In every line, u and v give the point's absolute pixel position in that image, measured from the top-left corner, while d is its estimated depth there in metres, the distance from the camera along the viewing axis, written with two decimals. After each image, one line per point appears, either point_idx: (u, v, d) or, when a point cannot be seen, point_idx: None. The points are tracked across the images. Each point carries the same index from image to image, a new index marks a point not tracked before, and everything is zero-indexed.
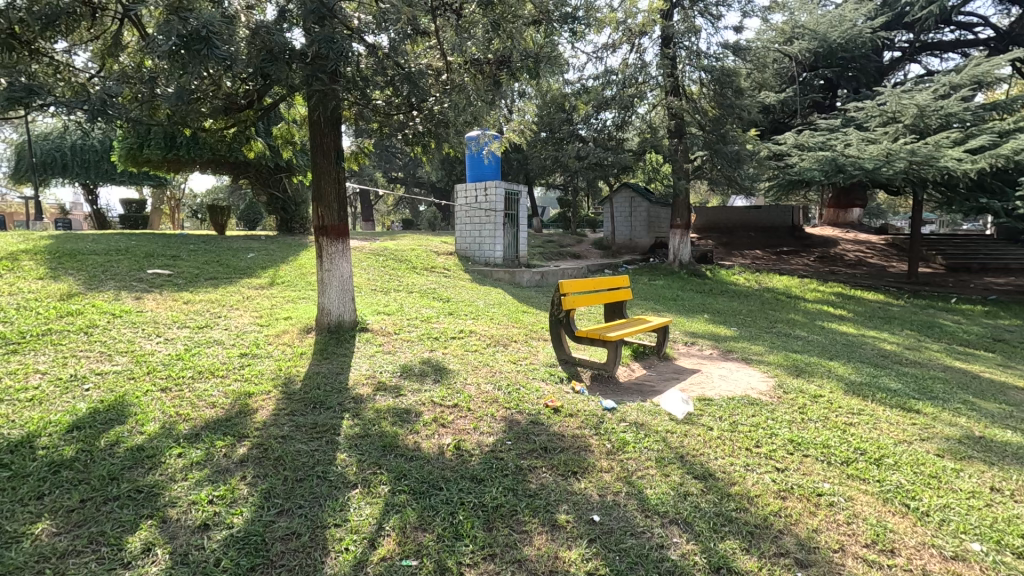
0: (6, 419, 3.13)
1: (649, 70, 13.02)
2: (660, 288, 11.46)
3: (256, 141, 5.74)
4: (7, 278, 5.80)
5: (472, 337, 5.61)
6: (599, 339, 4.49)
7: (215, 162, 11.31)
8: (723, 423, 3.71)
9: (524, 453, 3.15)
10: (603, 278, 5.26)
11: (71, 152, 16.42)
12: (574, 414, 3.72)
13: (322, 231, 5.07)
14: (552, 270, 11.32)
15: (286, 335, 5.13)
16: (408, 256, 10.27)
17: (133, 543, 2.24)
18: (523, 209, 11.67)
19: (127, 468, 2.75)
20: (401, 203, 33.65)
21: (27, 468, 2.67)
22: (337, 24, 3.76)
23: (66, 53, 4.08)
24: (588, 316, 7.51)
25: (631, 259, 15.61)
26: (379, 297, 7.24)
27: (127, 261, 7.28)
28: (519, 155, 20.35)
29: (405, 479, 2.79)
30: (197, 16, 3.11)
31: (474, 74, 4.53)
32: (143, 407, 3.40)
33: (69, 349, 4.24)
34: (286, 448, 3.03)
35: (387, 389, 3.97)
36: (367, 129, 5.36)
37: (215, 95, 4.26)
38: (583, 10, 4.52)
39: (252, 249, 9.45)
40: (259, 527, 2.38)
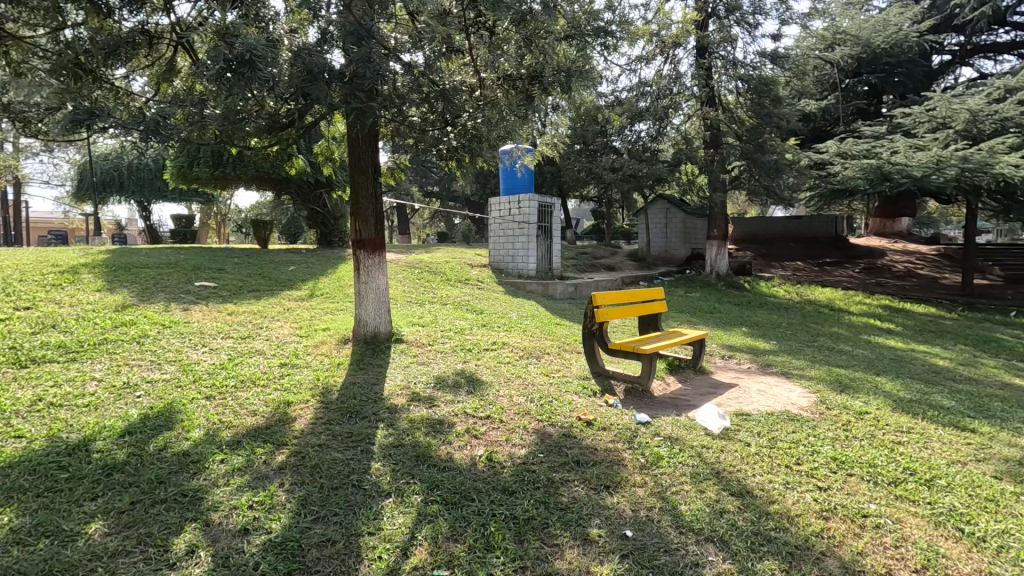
0: (65, 423, 3.32)
1: (684, 81, 12.98)
2: (696, 300, 11.23)
3: (297, 159, 5.93)
4: (68, 291, 6.15)
5: (505, 349, 5.62)
6: (633, 352, 4.41)
7: (259, 178, 11.73)
8: (762, 439, 3.60)
9: (557, 466, 3.13)
10: (637, 290, 5.18)
11: (128, 171, 17.37)
12: (607, 428, 3.68)
13: (360, 245, 5.19)
14: (586, 282, 11.28)
15: (324, 345, 5.27)
16: (443, 268, 10.41)
17: (178, 545, 2.33)
18: (557, 221, 11.65)
19: (173, 473, 2.86)
20: (437, 217, 34.30)
21: (83, 471, 2.81)
22: (374, 45, 3.89)
23: (126, 78, 4.34)
24: (622, 329, 7.45)
25: (667, 270, 15.37)
26: (415, 309, 7.35)
27: (176, 274, 7.63)
28: (552, 168, 20.42)
29: (438, 490, 2.82)
30: (242, 40, 3.25)
31: (507, 89, 4.61)
32: (189, 414, 3.55)
33: (123, 358, 4.46)
34: (322, 456, 3.10)
35: (421, 400, 4.02)
36: (403, 144, 5.49)
37: (259, 115, 4.46)
38: (617, 24, 4.54)
39: (293, 262, 9.73)
40: (296, 533, 2.44)
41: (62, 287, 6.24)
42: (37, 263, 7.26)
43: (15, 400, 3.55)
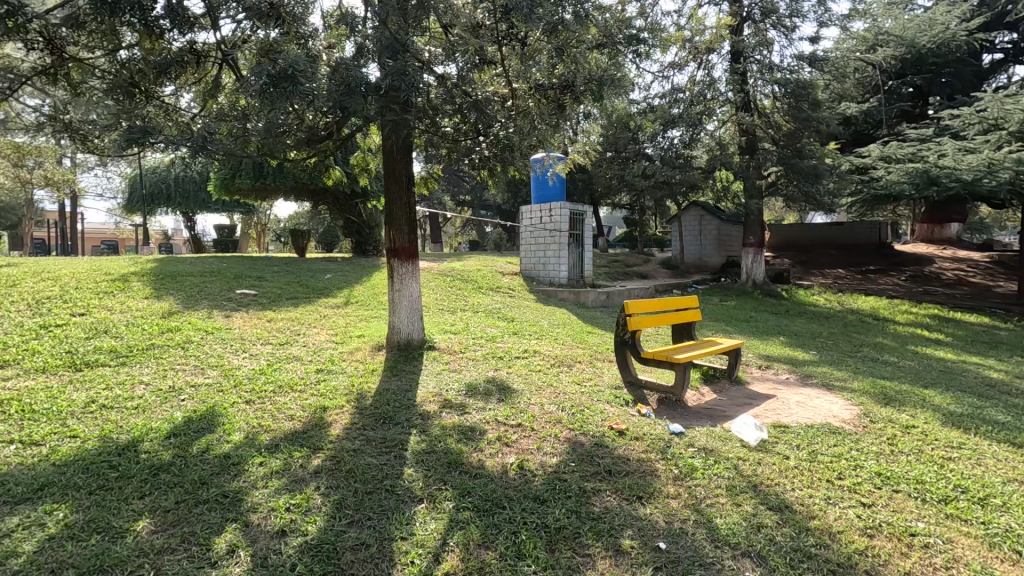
0: (115, 425, 3.47)
1: (718, 86, 12.82)
2: (731, 308, 11.00)
3: (334, 170, 6.09)
4: (119, 298, 6.45)
5: (536, 357, 5.63)
6: (666, 362, 4.34)
7: (297, 190, 12.09)
8: (801, 452, 3.50)
9: (589, 475, 3.10)
10: (671, 298, 5.10)
11: (174, 184, 18.18)
12: (639, 437, 3.64)
13: (394, 253, 5.27)
14: (618, 290, 11.19)
15: (359, 352, 5.38)
16: (474, 276, 10.50)
17: (219, 544, 2.40)
18: (588, 229, 11.60)
19: (215, 474, 2.96)
20: (469, 226, 34.66)
21: (132, 471, 2.94)
22: (409, 58, 3.98)
23: (174, 95, 4.54)
24: (655, 338, 7.36)
25: (701, 278, 15.11)
26: (447, 317, 7.43)
27: (219, 282, 7.92)
28: (583, 176, 20.37)
29: (470, 496, 2.83)
30: (284, 57, 3.37)
31: (539, 98, 4.64)
32: (230, 417, 3.67)
33: (169, 363, 4.65)
34: (357, 461, 3.16)
35: (453, 407, 4.06)
36: (436, 155, 5.58)
37: (298, 128, 4.60)
38: (649, 31, 4.53)
39: (329, 270, 9.97)
40: (331, 536, 2.48)
41: (113, 295, 6.55)
42: (91, 271, 7.65)
43: (71, 401, 3.75)
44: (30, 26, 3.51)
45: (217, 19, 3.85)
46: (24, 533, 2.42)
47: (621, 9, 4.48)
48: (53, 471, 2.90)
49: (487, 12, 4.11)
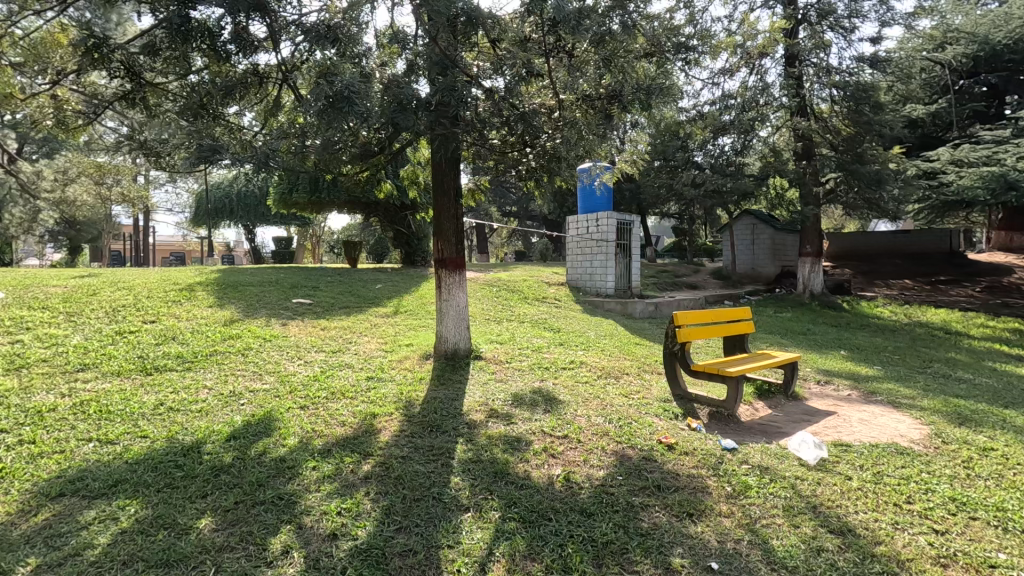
0: (181, 426, 3.68)
1: (772, 92, 12.32)
2: (787, 320, 10.57)
3: (385, 183, 6.28)
4: (186, 306, 6.85)
5: (583, 368, 5.58)
6: (718, 375, 4.21)
7: (350, 203, 12.51)
8: (865, 473, 3.31)
9: (636, 490, 3.04)
10: (722, 310, 4.95)
11: (237, 198, 19.20)
12: (689, 452, 3.54)
13: (442, 264, 5.36)
14: (667, 300, 10.97)
15: (407, 360, 5.49)
16: (521, 286, 10.55)
17: (274, 545, 2.49)
18: (636, 239, 11.45)
19: (271, 476, 3.08)
20: (515, 236, 34.90)
21: (195, 471, 3.10)
22: (458, 73, 4.07)
23: (238, 115, 4.81)
24: (706, 350, 7.16)
25: (754, 289, 14.61)
26: (493, 327, 7.48)
27: (276, 291, 8.29)
28: (631, 185, 20.15)
29: (515, 507, 2.83)
30: (341, 78, 3.52)
31: (586, 109, 4.65)
32: (286, 422, 3.81)
33: (231, 368, 4.89)
34: (405, 468, 3.21)
35: (499, 417, 4.07)
36: (484, 167, 5.66)
37: (353, 144, 4.78)
38: (699, 38, 4.47)
39: (379, 281, 10.25)
40: (380, 541, 2.53)
41: (181, 303, 6.96)
42: (161, 281, 8.15)
43: (143, 403, 3.99)
44: (114, 56, 3.79)
45: (278, 43, 4.02)
46: (100, 527, 2.59)
47: (670, 17, 4.45)
48: (126, 468, 3.10)
49: (535, 26, 4.17)
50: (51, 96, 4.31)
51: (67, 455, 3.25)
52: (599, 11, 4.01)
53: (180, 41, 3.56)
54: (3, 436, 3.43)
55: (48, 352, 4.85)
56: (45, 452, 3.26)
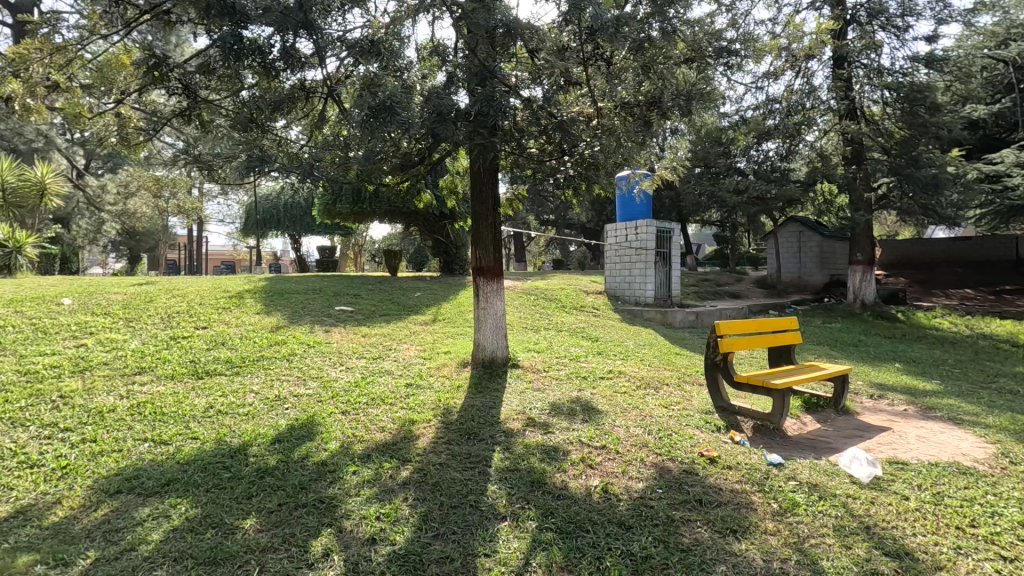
0: (229, 429, 3.82)
1: (819, 94, 12.01)
2: (837, 331, 10.14)
3: (425, 194, 6.39)
4: (236, 313, 7.13)
5: (622, 378, 5.49)
6: (763, 387, 4.06)
7: (391, 213, 12.78)
8: (923, 493, 3.12)
9: (677, 503, 2.97)
10: (767, 319, 4.79)
11: (284, 209, 19.91)
12: (732, 467, 3.43)
13: (479, 272, 5.39)
14: (708, 310, 10.71)
15: (446, 367, 5.54)
16: (558, 295, 10.51)
17: (316, 547, 2.54)
18: (676, 247, 11.25)
19: (313, 479, 3.15)
20: (553, 244, 34.88)
21: (242, 472, 3.20)
22: (497, 83, 4.10)
23: (286, 128, 4.98)
24: (750, 362, 6.95)
25: (801, 298, 14.11)
26: (530, 335, 7.48)
27: (320, 299, 8.53)
28: (671, 193, 19.85)
29: (553, 517, 2.80)
30: (384, 90, 3.61)
31: (625, 116, 4.63)
32: (328, 426, 3.90)
33: (276, 373, 5.05)
34: (442, 474, 3.23)
35: (536, 425, 4.06)
36: (522, 176, 5.68)
37: (394, 155, 4.88)
38: (741, 42, 4.40)
39: (419, 289, 10.40)
40: (418, 547, 2.55)
41: (230, 310, 7.24)
42: (213, 289, 8.51)
43: (194, 406, 4.16)
44: (172, 75, 3.98)
45: (324, 58, 4.14)
46: (153, 523, 2.70)
47: (711, 22, 4.41)
48: (178, 468, 3.24)
49: (574, 34, 4.11)
50: (115, 114, 4.57)
51: (125, 453, 3.42)
52: (639, 17, 3.97)
53: (233, 59, 3.70)
54: (68, 434, 3.63)
55: (110, 355, 5.13)
56: (105, 450, 3.45)
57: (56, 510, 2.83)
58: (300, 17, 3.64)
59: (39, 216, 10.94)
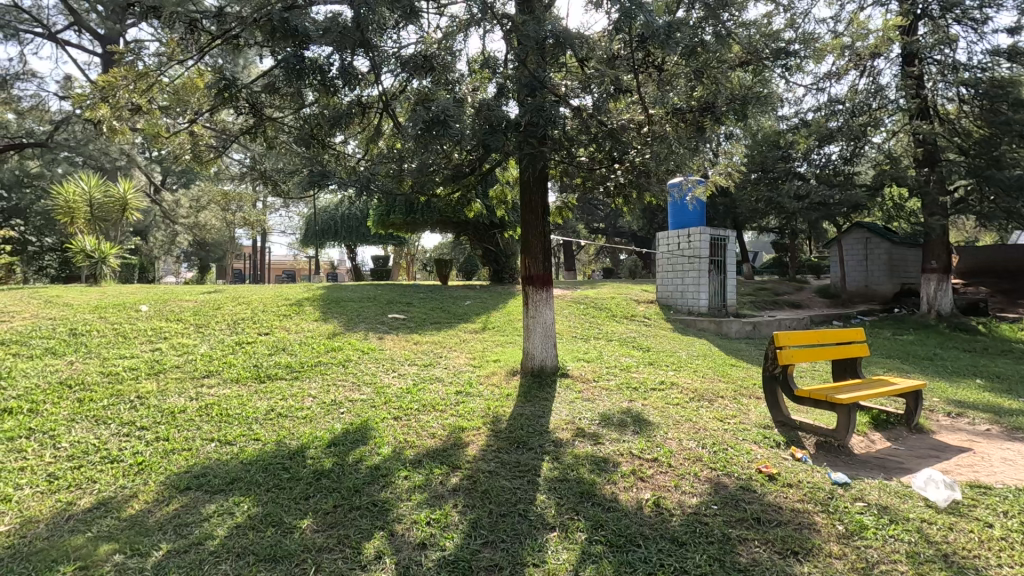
0: (289, 431, 3.98)
1: (886, 94, 11.42)
2: (908, 343, 9.52)
3: (475, 203, 6.49)
4: (295, 319, 7.45)
5: (674, 390, 5.35)
6: (827, 402, 3.85)
7: (442, 223, 13.00)
8: (1010, 521, 2.87)
9: (734, 521, 2.86)
10: (830, 330, 4.56)
11: (341, 220, 20.67)
12: (793, 485, 3.28)
13: (529, 281, 5.40)
14: (766, 320, 10.31)
15: (495, 376, 5.57)
16: (608, 304, 10.39)
17: (369, 550, 2.60)
18: (731, 254, 10.89)
19: (367, 483, 3.23)
20: (603, 252, 34.58)
21: (300, 473, 3.33)
22: (546, 93, 4.12)
23: (343, 143, 5.19)
24: (812, 375, 6.62)
25: (868, 308, 13.36)
26: (580, 344, 7.42)
27: (375, 307, 8.79)
28: (726, 200, 19.29)
29: (602, 530, 2.76)
30: (437, 104, 3.70)
31: (676, 123, 4.54)
32: (380, 431, 4.00)
33: (333, 378, 5.24)
34: (492, 482, 3.25)
35: (586, 436, 4.01)
36: (571, 184, 5.68)
37: (446, 166, 4.98)
38: (800, 43, 4.25)
39: (469, 297, 10.53)
40: (467, 554, 2.57)
41: (290, 317, 7.57)
42: (275, 297, 8.92)
43: (256, 409, 4.37)
44: (239, 94, 4.22)
45: (380, 75, 4.28)
46: (219, 519, 2.85)
47: (768, 24, 4.31)
48: (241, 467, 3.40)
49: (624, 43, 4.07)
50: (189, 133, 4.89)
51: (194, 452, 3.63)
52: (691, 23, 3.92)
53: (295, 78, 3.88)
54: (144, 432, 3.89)
55: (181, 359, 5.47)
56: (176, 449, 3.66)
57: (133, 503, 3.03)
58: (357, 36, 3.77)
59: (122, 229, 11.81)
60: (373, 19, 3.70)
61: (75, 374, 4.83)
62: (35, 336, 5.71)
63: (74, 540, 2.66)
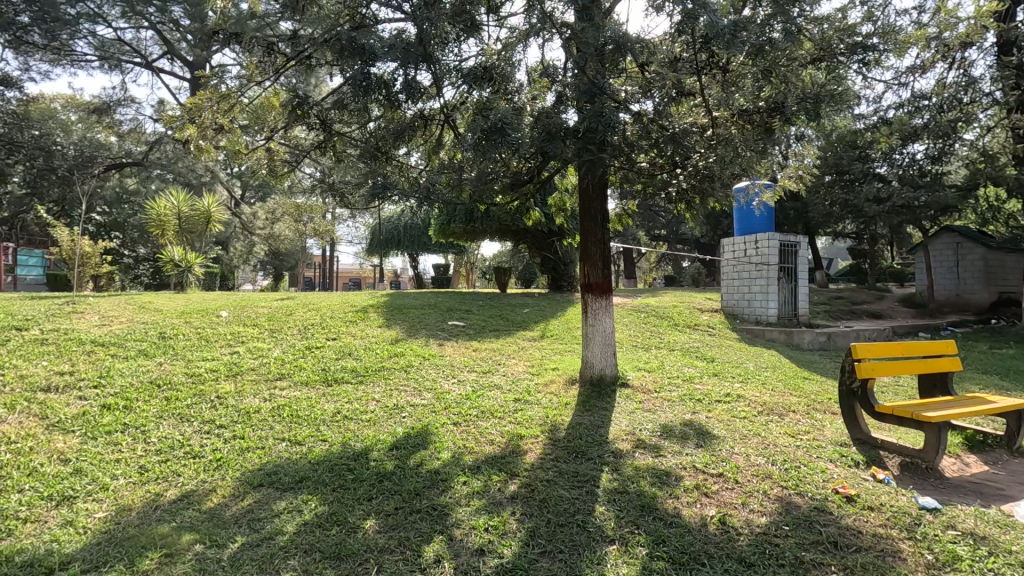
0: (353, 433, 4.12)
1: (980, 86, 10.39)
2: (1008, 358, 8.67)
3: (533, 212, 6.52)
4: (361, 325, 7.73)
5: (741, 403, 5.12)
6: (912, 420, 3.56)
7: (502, 231, 13.12)
8: None
9: (807, 543, 2.69)
10: (916, 343, 4.22)
11: (403, 230, 21.30)
12: (875, 508, 3.05)
13: (588, 288, 5.34)
14: (842, 330, 9.70)
15: (554, 384, 5.54)
16: (670, 312, 10.12)
17: (428, 553, 2.64)
18: (803, 261, 10.34)
19: (427, 487, 3.29)
20: (665, 259, 33.82)
21: (364, 475, 3.44)
22: (606, 99, 4.08)
23: (407, 155, 5.36)
24: (896, 391, 6.15)
25: (960, 319, 12.30)
26: (640, 354, 7.25)
27: (436, 314, 8.98)
28: (796, 204, 18.36)
29: (665, 545, 2.67)
30: (496, 112, 3.76)
31: (742, 125, 4.38)
32: (440, 436, 4.07)
33: (395, 383, 5.38)
34: (550, 491, 3.22)
35: (646, 447, 3.91)
36: (631, 191, 5.57)
37: (505, 175, 5.03)
38: (880, 36, 4.00)
39: (528, 305, 10.56)
40: (524, 563, 2.55)
41: (356, 323, 7.86)
42: (342, 304, 9.29)
43: (324, 411, 4.55)
44: (311, 112, 4.45)
45: (442, 88, 4.40)
46: (288, 516, 2.98)
47: (843, 17, 4.09)
48: (309, 467, 3.55)
49: (687, 45, 3.97)
50: (266, 150, 5.21)
51: (267, 450, 3.83)
52: (758, 20, 3.77)
53: (362, 94, 4.05)
54: (223, 430, 4.15)
55: (256, 362, 5.79)
56: (251, 447, 3.88)
57: (212, 497, 3.22)
58: (420, 50, 3.90)
59: (206, 240, 12.69)
60: (435, 34, 3.82)
61: (163, 374, 5.22)
62: (130, 338, 6.23)
63: (160, 528, 2.86)
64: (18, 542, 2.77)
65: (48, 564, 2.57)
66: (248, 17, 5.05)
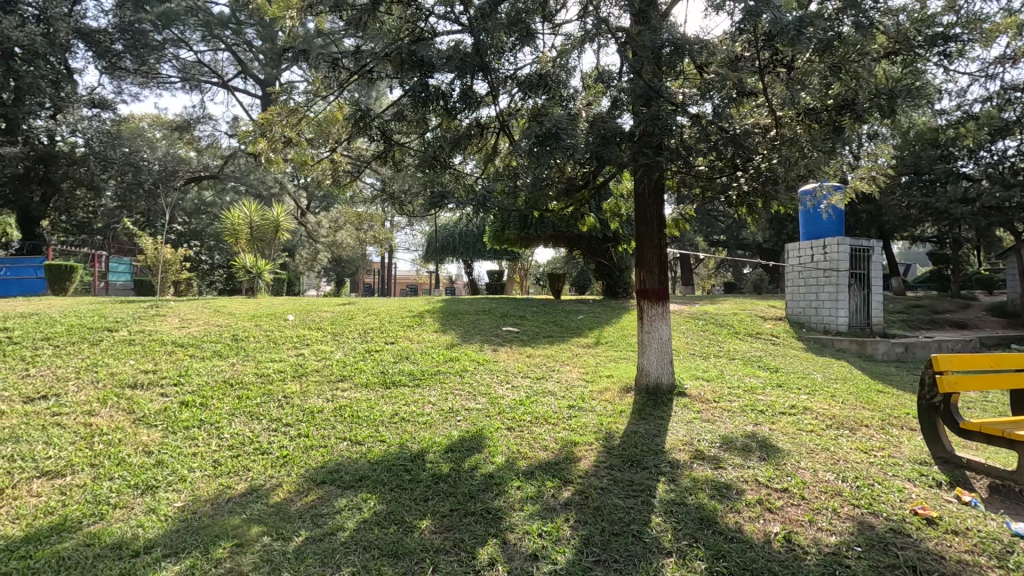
0: (409, 435, 4.23)
1: None
2: None
3: (587, 217, 6.46)
4: (416, 330, 7.92)
5: (807, 415, 4.87)
6: (1004, 439, 3.26)
7: (556, 238, 13.10)
8: None
9: (883, 567, 2.53)
10: (1005, 354, 3.87)
11: (459, 237, 21.76)
12: (960, 532, 2.82)
13: (644, 295, 5.24)
14: (921, 340, 9.03)
15: (608, 392, 5.46)
16: (730, 320, 9.77)
17: (482, 555, 2.67)
18: (877, 266, 9.70)
19: (481, 490, 3.32)
20: (724, 265, 32.91)
21: (420, 475, 3.52)
22: (662, 102, 3.99)
23: (462, 164, 5.44)
24: (983, 407, 5.68)
25: None
26: (698, 362, 7.05)
27: (490, 319, 9.08)
28: (868, 207, 17.34)
29: (725, 560, 2.59)
30: (550, 118, 3.76)
31: (809, 124, 4.16)
32: (494, 441, 4.10)
33: (451, 386, 5.48)
34: (604, 499, 3.18)
35: (705, 459, 3.79)
36: (689, 195, 5.43)
37: (559, 180, 5.04)
38: (963, 25, 3.75)
39: (582, 312, 10.48)
40: (578, 569, 2.54)
41: (412, 327, 8.07)
42: (400, 309, 9.57)
43: (382, 412, 4.70)
44: (373, 124, 4.64)
45: (497, 96, 4.44)
46: (349, 512, 3.09)
47: (921, 7, 3.86)
48: (368, 466, 3.66)
49: (748, 44, 3.87)
50: (331, 161, 5.44)
51: (329, 449, 3.99)
52: (826, 15, 3.60)
53: (421, 105, 4.18)
54: (289, 428, 4.36)
55: (320, 364, 6.04)
56: (315, 445, 4.05)
57: (278, 491, 3.39)
58: (476, 61, 3.97)
59: (275, 248, 13.36)
60: (491, 44, 3.89)
61: (236, 374, 5.55)
62: (206, 340, 6.66)
63: (231, 520, 3.03)
64: (109, 526, 3.00)
65: (133, 547, 2.78)
66: (315, 35, 5.31)
